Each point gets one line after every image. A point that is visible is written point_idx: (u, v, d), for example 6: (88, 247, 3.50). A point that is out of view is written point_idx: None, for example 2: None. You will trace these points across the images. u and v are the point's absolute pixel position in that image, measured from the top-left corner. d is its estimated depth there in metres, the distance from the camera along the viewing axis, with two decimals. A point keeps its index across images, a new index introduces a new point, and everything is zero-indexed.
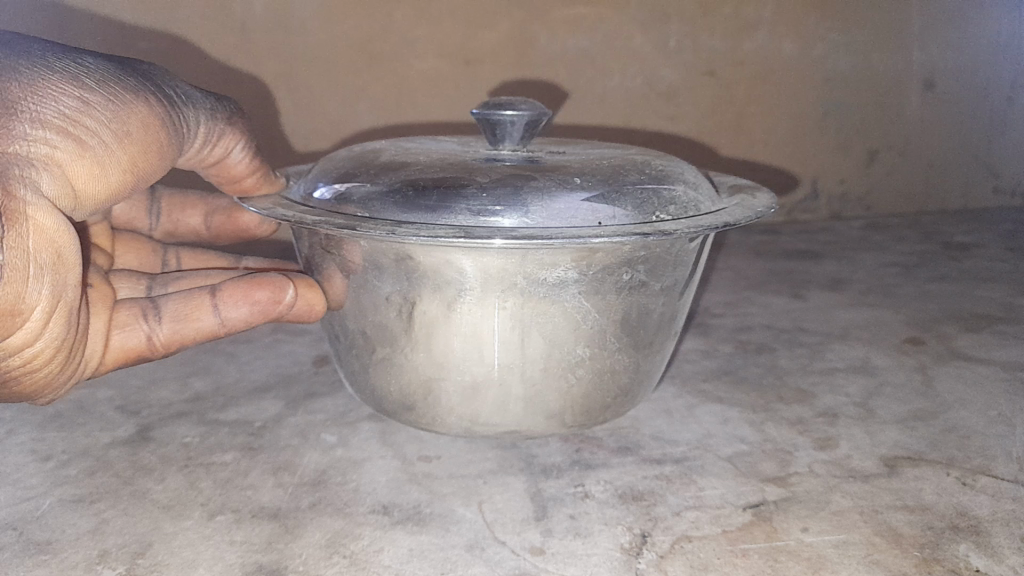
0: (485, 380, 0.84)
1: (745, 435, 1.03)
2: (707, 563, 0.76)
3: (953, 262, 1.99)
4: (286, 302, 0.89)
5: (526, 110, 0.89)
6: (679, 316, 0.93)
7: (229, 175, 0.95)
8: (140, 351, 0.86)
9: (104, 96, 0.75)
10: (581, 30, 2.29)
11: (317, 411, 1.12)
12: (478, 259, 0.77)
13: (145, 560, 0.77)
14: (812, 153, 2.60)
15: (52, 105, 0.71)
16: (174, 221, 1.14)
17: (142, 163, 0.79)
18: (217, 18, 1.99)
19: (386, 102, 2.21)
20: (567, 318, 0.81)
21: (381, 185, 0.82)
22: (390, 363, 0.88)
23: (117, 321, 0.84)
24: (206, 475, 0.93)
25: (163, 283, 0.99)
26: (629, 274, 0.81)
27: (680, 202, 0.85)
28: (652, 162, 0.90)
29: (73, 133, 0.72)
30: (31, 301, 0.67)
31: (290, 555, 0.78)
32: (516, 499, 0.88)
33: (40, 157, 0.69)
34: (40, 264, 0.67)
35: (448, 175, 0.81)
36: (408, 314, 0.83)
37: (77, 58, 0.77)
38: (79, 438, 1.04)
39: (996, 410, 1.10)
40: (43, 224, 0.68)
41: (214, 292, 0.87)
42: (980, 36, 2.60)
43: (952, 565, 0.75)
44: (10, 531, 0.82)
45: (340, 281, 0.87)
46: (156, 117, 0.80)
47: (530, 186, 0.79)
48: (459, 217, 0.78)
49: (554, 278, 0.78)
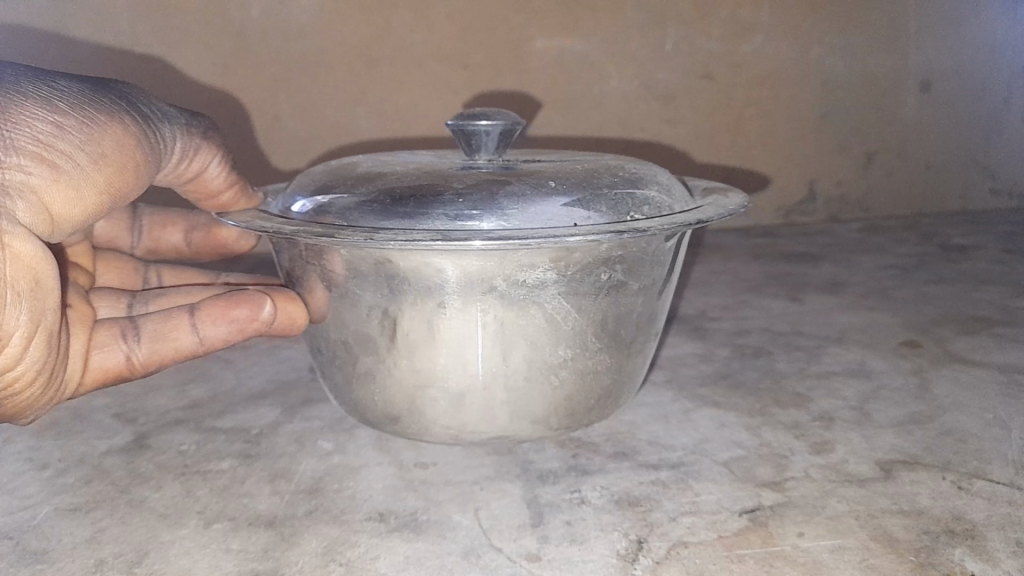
0: (473, 391, 0.84)
1: (741, 440, 1.03)
2: (702, 570, 0.76)
3: (951, 264, 1.99)
4: (264, 317, 0.89)
5: (501, 119, 0.89)
6: (659, 315, 0.93)
7: (206, 190, 0.96)
8: (119, 372, 0.88)
9: (79, 119, 0.75)
10: (578, 33, 2.29)
11: (314, 418, 1.12)
12: (453, 262, 0.77)
13: (142, 569, 0.77)
14: (809, 155, 2.60)
15: (26, 130, 0.71)
16: (156, 238, 1.14)
17: (118, 184, 0.79)
18: (213, 25, 2.03)
19: (383, 107, 2.21)
20: (547, 320, 0.81)
21: (359, 195, 0.83)
22: (370, 372, 0.88)
23: (96, 341, 0.87)
24: (202, 483, 0.94)
25: (144, 300, 1.00)
26: (608, 274, 0.81)
27: (653, 203, 0.85)
28: (625, 166, 0.90)
29: (48, 158, 0.72)
30: (8, 328, 0.69)
31: (287, 564, 0.78)
32: (512, 505, 0.88)
33: (15, 184, 0.70)
34: (17, 291, 0.69)
35: (424, 183, 0.81)
36: (385, 322, 0.83)
37: (51, 81, 0.77)
38: (76, 445, 1.04)
39: (993, 413, 1.10)
40: (20, 250, 0.69)
41: (191, 312, 0.89)
42: (978, 36, 2.60)
43: (948, 570, 0.75)
44: (7, 540, 0.83)
45: (322, 292, 0.87)
46: (131, 137, 0.80)
47: (506, 191, 0.80)
48: (435, 222, 0.77)
49: (533, 279, 0.78)
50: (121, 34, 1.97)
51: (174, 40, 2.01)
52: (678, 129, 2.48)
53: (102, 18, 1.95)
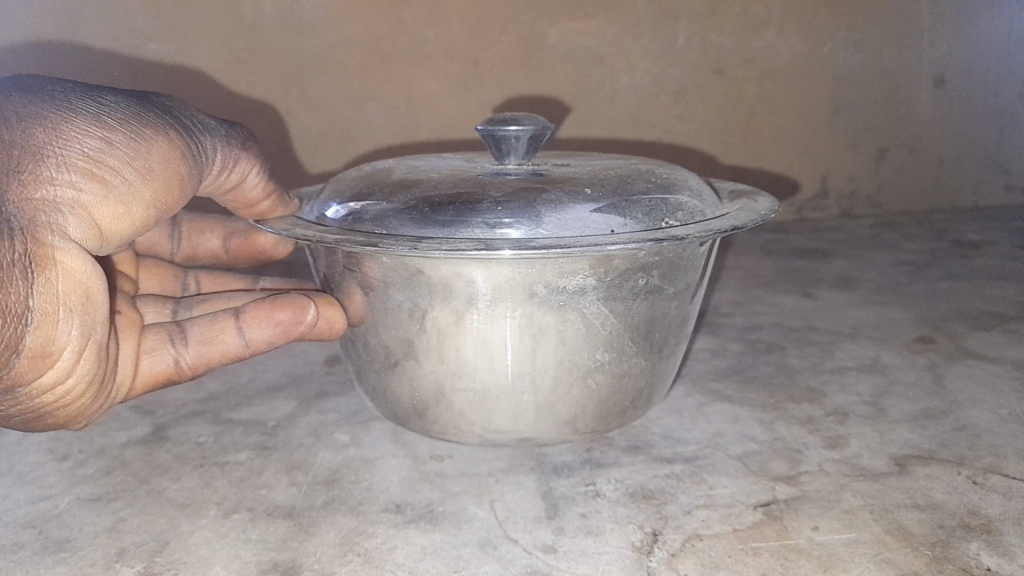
0: (498, 393, 0.85)
1: (754, 434, 1.04)
2: (717, 562, 0.76)
3: (964, 260, 1.98)
4: (308, 321, 0.89)
5: (530, 124, 0.89)
6: (690, 321, 0.94)
7: (244, 199, 0.94)
8: (168, 374, 0.87)
9: (126, 135, 0.76)
10: (590, 28, 2.29)
11: (330, 410, 1.13)
12: (492, 271, 0.78)
13: (163, 558, 0.78)
14: (821, 152, 2.60)
15: (76, 146, 0.72)
16: (194, 245, 1.15)
17: (163, 197, 0.80)
18: (227, 20, 2.04)
19: (396, 101, 2.22)
20: (586, 325, 0.82)
21: (397, 203, 0.83)
22: (403, 369, 0.89)
23: (144, 346, 0.86)
24: (220, 474, 0.95)
25: (187, 306, 1.01)
26: (645, 279, 0.82)
27: (687, 209, 0.86)
28: (655, 171, 0.90)
29: (97, 174, 0.73)
30: (61, 343, 0.69)
31: (305, 553, 0.79)
32: (527, 497, 0.89)
33: (66, 201, 0.71)
34: (70, 307, 0.69)
35: (462, 191, 0.82)
36: (420, 321, 0.84)
37: (98, 97, 0.78)
38: (95, 437, 1.05)
39: (1008, 409, 1.09)
40: (72, 266, 0.69)
41: (237, 315, 0.88)
42: (994, 31, 2.57)
43: (963, 564, 0.75)
44: (30, 529, 0.84)
45: (360, 297, 0.88)
46: (175, 151, 0.81)
47: (543, 198, 0.80)
48: (475, 230, 0.78)
49: (573, 286, 0.79)
50: (135, 30, 1.98)
51: (189, 35, 2.02)
52: (690, 124, 2.47)
53: (117, 17, 1.96)
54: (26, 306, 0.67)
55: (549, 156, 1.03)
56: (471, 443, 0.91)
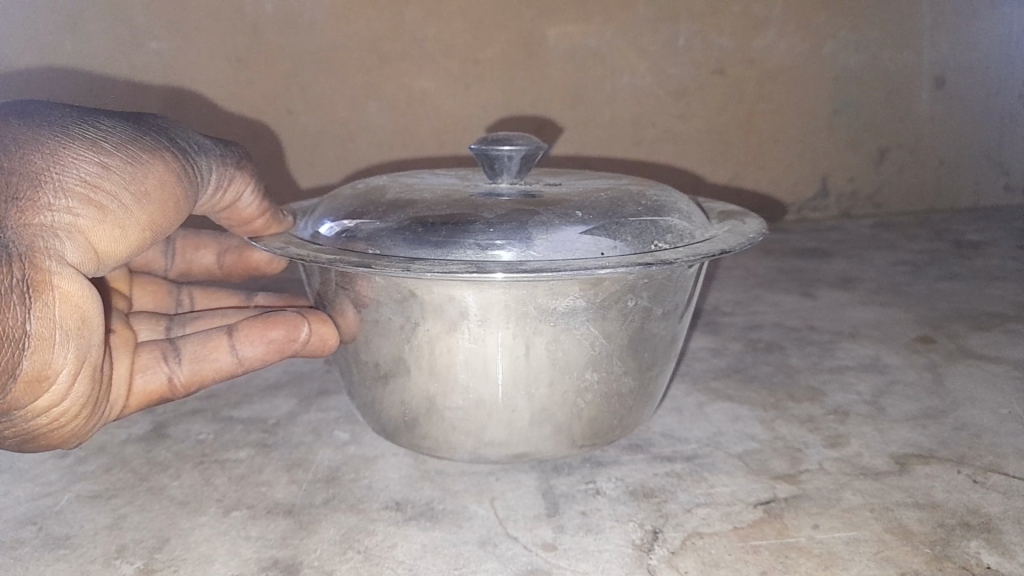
0: (494, 401, 0.84)
1: (755, 432, 1.04)
2: (718, 559, 0.76)
3: (964, 261, 1.98)
4: (301, 339, 0.90)
5: (523, 144, 0.89)
6: (679, 339, 0.93)
7: (240, 217, 0.93)
8: (162, 392, 0.86)
9: (123, 160, 0.76)
10: (591, 28, 2.29)
11: (330, 409, 1.13)
12: (484, 292, 0.78)
13: (163, 555, 0.78)
14: (821, 152, 2.60)
15: (73, 172, 0.72)
16: (188, 260, 1.15)
17: (160, 220, 0.80)
18: (228, 20, 2.04)
19: (396, 102, 2.23)
20: (576, 345, 0.82)
21: (391, 222, 0.83)
22: (395, 382, 0.88)
23: (138, 365, 0.84)
24: (220, 472, 0.94)
25: (181, 323, 1.01)
26: (634, 301, 0.82)
27: (677, 231, 0.86)
28: (646, 193, 0.90)
29: (95, 199, 0.73)
30: (57, 366, 0.69)
31: (305, 550, 0.79)
32: (527, 495, 0.89)
33: (64, 226, 0.71)
34: (66, 330, 0.69)
35: (455, 212, 0.82)
36: (412, 336, 0.84)
37: (94, 122, 0.78)
38: (95, 434, 1.05)
39: (1008, 409, 1.09)
40: (69, 291, 0.69)
41: (231, 332, 0.88)
42: (995, 31, 2.57)
43: (964, 562, 0.75)
44: (29, 525, 0.84)
45: (354, 316, 0.88)
46: (172, 174, 0.81)
47: (535, 220, 0.80)
48: (467, 251, 0.78)
49: (564, 307, 0.79)
50: (135, 29, 1.98)
51: (189, 34, 2.02)
52: (690, 124, 2.47)
53: (117, 15, 1.96)
54: (23, 330, 0.67)
55: (542, 174, 1.03)
56: (462, 459, 0.91)
